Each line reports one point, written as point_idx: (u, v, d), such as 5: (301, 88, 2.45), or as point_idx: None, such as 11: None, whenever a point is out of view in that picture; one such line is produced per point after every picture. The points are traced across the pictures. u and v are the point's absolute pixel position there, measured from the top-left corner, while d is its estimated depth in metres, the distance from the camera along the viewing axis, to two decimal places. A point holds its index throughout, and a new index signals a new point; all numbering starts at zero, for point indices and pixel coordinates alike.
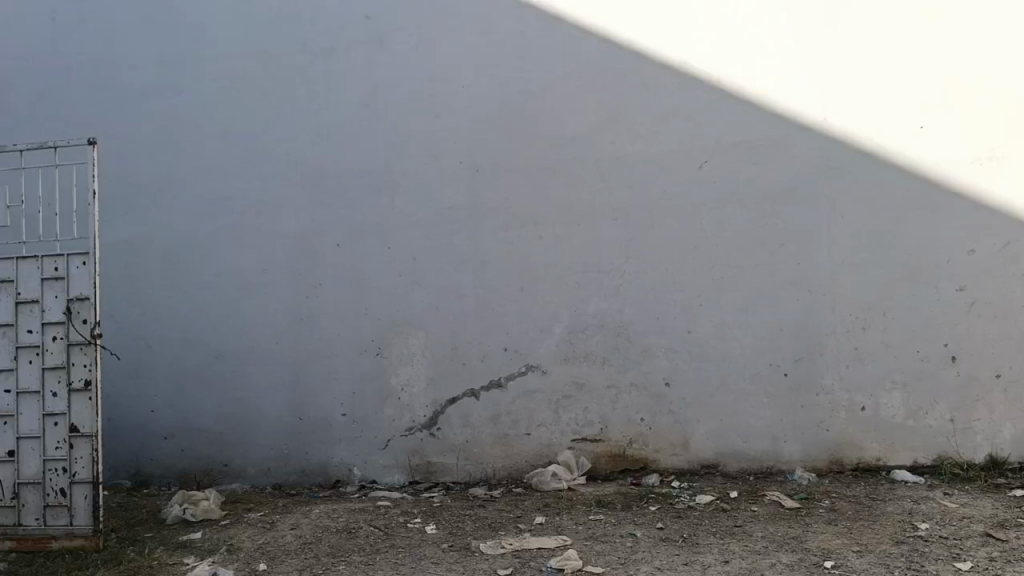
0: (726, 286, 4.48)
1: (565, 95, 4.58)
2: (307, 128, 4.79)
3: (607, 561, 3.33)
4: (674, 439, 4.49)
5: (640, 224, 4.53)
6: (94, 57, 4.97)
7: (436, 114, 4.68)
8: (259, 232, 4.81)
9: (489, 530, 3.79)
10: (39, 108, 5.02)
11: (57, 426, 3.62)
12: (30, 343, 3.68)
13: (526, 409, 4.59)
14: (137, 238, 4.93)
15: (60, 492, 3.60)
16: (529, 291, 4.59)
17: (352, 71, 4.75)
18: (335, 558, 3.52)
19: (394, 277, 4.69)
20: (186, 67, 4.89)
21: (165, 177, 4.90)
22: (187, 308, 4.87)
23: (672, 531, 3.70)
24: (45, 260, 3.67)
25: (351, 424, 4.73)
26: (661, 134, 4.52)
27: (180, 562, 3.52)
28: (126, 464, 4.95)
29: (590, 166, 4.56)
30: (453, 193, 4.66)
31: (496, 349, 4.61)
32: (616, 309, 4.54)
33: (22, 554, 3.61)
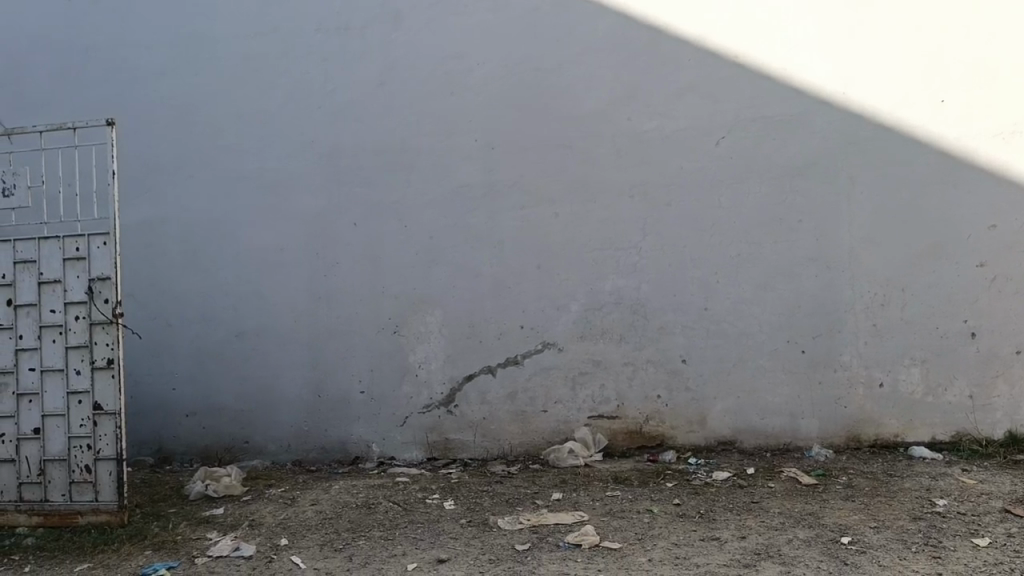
0: (744, 263, 4.45)
1: (581, 71, 4.55)
2: (322, 107, 4.79)
3: (624, 537, 3.35)
4: (691, 416, 4.50)
5: (657, 201, 4.51)
6: (111, 38, 4.99)
7: (452, 91, 4.67)
8: (276, 211, 4.84)
9: (507, 506, 3.82)
10: (57, 89, 5.05)
11: (81, 403, 3.67)
12: (53, 322, 3.72)
13: (543, 386, 4.60)
14: (156, 218, 4.97)
15: (85, 469, 3.66)
16: (546, 269, 4.59)
17: (367, 50, 4.74)
18: (355, 533, 3.56)
19: (411, 256, 4.70)
20: (202, 46, 4.90)
21: (182, 157, 4.93)
22: (206, 287, 4.91)
23: (689, 507, 3.72)
24: (67, 240, 3.71)
25: (369, 402, 4.76)
26: (678, 110, 4.49)
27: (203, 537, 3.58)
28: (149, 441, 5.01)
29: (606, 143, 4.54)
30: (469, 170, 4.65)
31: (513, 326, 4.62)
32: (632, 286, 4.53)
33: (49, 529, 3.67)
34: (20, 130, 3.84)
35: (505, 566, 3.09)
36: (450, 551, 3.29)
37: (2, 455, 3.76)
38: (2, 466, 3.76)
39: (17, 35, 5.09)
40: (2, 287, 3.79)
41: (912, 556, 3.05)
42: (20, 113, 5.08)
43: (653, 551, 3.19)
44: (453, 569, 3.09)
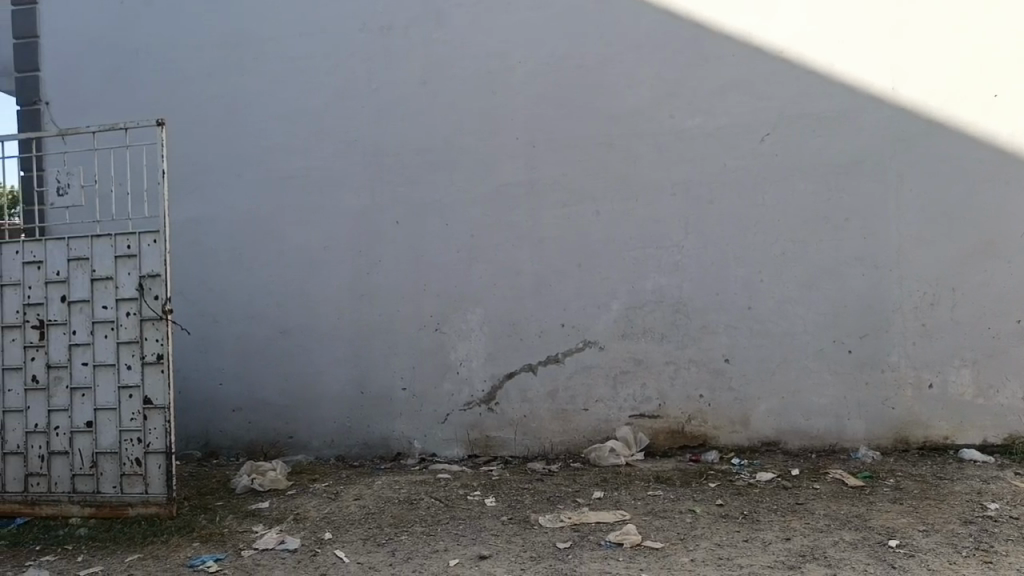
0: (788, 262, 4.40)
1: (622, 69, 4.53)
2: (366, 107, 4.83)
3: (666, 537, 3.33)
4: (734, 416, 4.46)
5: (700, 199, 4.47)
6: (161, 40, 5.09)
7: (494, 90, 4.68)
8: (320, 209, 4.90)
9: (548, 504, 3.82)
10: (109, 90, 5.17)
11: (132, 398, 3.76)
12: (105, 318, 3.81)
13: (584, 384, 4.59)
14: (203, 217, 5.06)
15: (135, 462, 3.75)
16: (587, 267, 4.58)
17: (409, 49, 4.77)
18: (398, 528, 3.60)
19: (453, 254, 4.73)
20: (248, 48, 4.98)
21: (229, 157, 5.01)
22: (252, 284, 4.99)
23: (732, 507, 3.68)
24: (119, 238, 3.80)
25: (411, 399, 4.80)
26: (721, 107, 4.45)
27: (249, 530, 3.65)
28: (196, 436, 5.11)
29: (648, 140, 4.51)
30: (510, 169, 4.66)
31: (554, 324, 4.62)
32: (674, 285, 4.50)
33: (101, 521, 3.77)
34: (74, 130, 3.94)
35: (547, 564, 3.10)
36: (491, 548, 3.30)
37: (56, 448, 3.85)
38: (55, 458, 3.85)
39: (70, 38, 5.21)
40: (57, 283, 3.88)
41: (962, 560, 2.98)
42: (73, 114, 5.21)
43: (696, 551, 3.17)
44: (494, 566, 3.10)
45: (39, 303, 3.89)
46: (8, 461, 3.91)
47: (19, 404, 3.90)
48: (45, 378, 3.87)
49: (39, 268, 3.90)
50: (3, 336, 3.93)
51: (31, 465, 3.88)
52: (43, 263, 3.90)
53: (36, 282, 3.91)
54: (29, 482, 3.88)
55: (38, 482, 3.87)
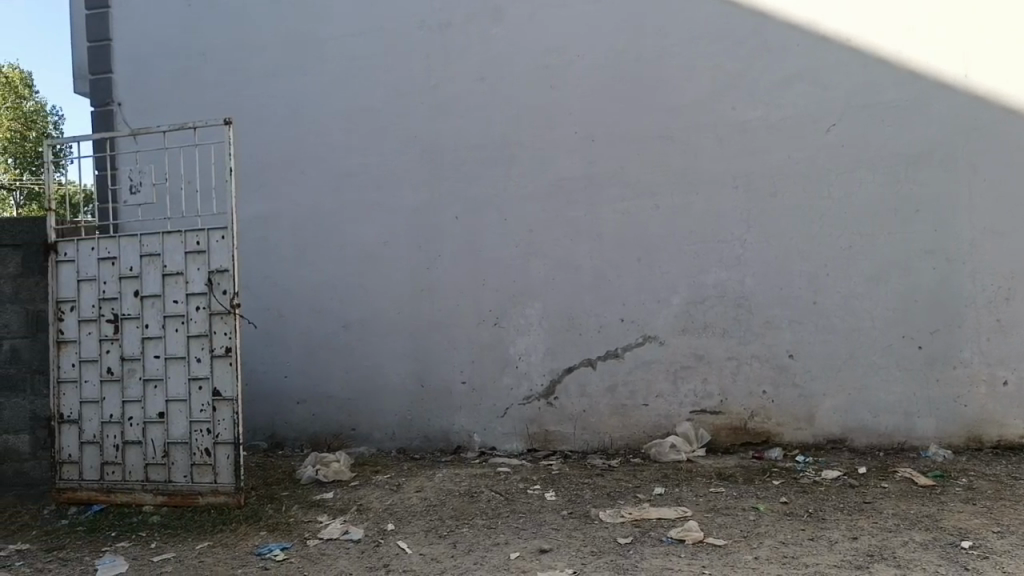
0: (855, 255, 4.30)
1: (682, 60, 4.48)
2: (425, 104, 4.87)
3: (728, 534, 3.30)
4: (799, 413, 4.38)
5: (763, 192, 4.40)
6: (226, 41, 5.21)
7: (552, 84, 4.67)
8: (381, 205, 4.96)
9: (608, 499, 3.82)
10: (177, 91, 5.32)
11: (202, 389, 3.87)
12: (175, 313, 3.93)
13: (644, 379, 4.56)
14: (268, 213, 5.17)
15: (205, 452, 3.86)
16: (647, 262, 4.54)
17: (468, 46, 4.80)
18: (459, 520, 3.63)
19: (511, 249, 4.74)
20: (310, 47, 5.06)
21: (292, 154, 5.11)
22: (315, 279, 5.09)
23: (797, 505, 3.62)
24: (189, 235, 3.92)
25: (471, 393, 4.84)
26: (785, 98, 4.36)
27: (314, 520, 3.72)
28: (262, 427, 5.23)
29: (709, 133, 4.46)
30: (569, 163, 4.65)
31: (613, 319, 4.60)
32: (736, 279, 4.44)
33: (173, 509, 3.89)
34: (145, 131, 4.05)
35: (607, 559, 3.09)
36: (552, 542, 3.31)
37: (130, 438, 3.98)
38: (129, 447, 3.98)
39: (141, 41, 5.38)
40: (130, 279, 4.01)
41: None
42: (145, 115, 5.37)
43: (760, 549, 3.13)
44: (555, 560, 3.11)
45: (113, 298, 4.03)
46: (84, 450, 4.05)
47: (95, 395, 4.03)
48: (120, 370, 4.01)
49: (113, 264, 4.04)
50: (80, 329, 4.07)
51: (106, 454, 4.02)
52: (117, 259, 4.03)
53: (111, 278, 4.04)
54: (105, 470, 4.02)
55: (113, 470, 4.00)
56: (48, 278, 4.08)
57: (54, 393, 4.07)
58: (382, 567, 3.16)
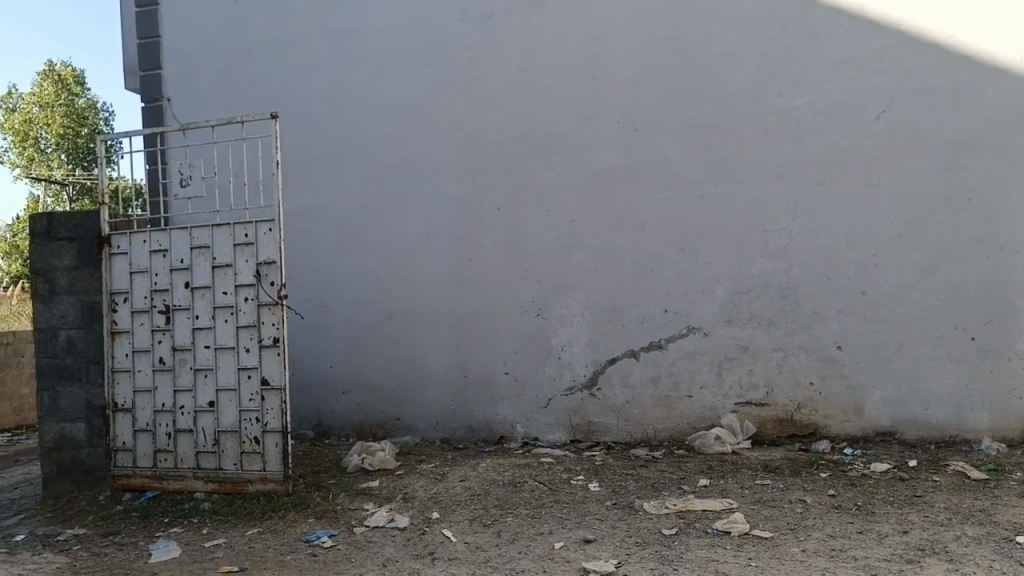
0: (905, 245, 4.21)
1: (726, 48, 4.43)
2: (467, 95, 4.89)
3: (775, 526, 3.27)
4: (847, 405, 4.31)
5: (809, 181, 4.33)
6: (271, 36, 5.28)
7: (593, 74, 4.65)
8: (424, 197, 4.99)
9: (653, 490, 3.80)
10: (224, 87, 5.41)
11: (250, 379, 3.94)
12: (225, 304, 4.01)
13: (688, 370, 4.53)
14: (313, 206, 5.23)
15: (254, 440, 3.93)
16: (691, 252, 4.51)
17: (510, 37, 4.79)
18: (503, 510, 3.65)
19: (554, 240, 4.73)
20: (353, 41, 5.10)
21: (336, 147, 5.16)
22: (359, 271, 5.14)
23: (845, 498, 3.57)
24: (237, 227, 3.99)
25: (514, 383, 4.85)
26: (832, 85, 4.29)
27: (360, 508, 3.77)
28: (308, 417, 5.30)
29: (755, 122, 4.40)
30: (611, 154, 4.62)
31: (656, 310, 4.57)
32: (781, 269, 4.38)
33: (223, 496, 3.97)
34: (194, 126, 4.11)
35: (652, 550, 3.09)
36: (596, 532, 3.32)
37: (182, 426, 4.07)
38: (181, 436, 4.07)
39: (189, 38, 5.47)
40: (181, 271, 4.10)
41: None
42: (192, 110, 5.47)
43: (807, 541, 3.09)
44: (599, 550, 3.11)
45: (165, 289, 4.12)
46: (138, 438, 4.14)
47: (148, 385, 4.13)
48: (171, 360, 4.10)
49: (164, 256, 4.13)
50: (132, 320, 4.16)
51: (158, 442, 4.11)
52: (168, 251, 4.12)
53: (162, 270, 4.13)
54: (157, 458, 4.11)
55: (165, 458, 4.09)
56: (102, 270, 4.19)
57: (108, 382, 4.18)
58: (427, 555, 3.19)
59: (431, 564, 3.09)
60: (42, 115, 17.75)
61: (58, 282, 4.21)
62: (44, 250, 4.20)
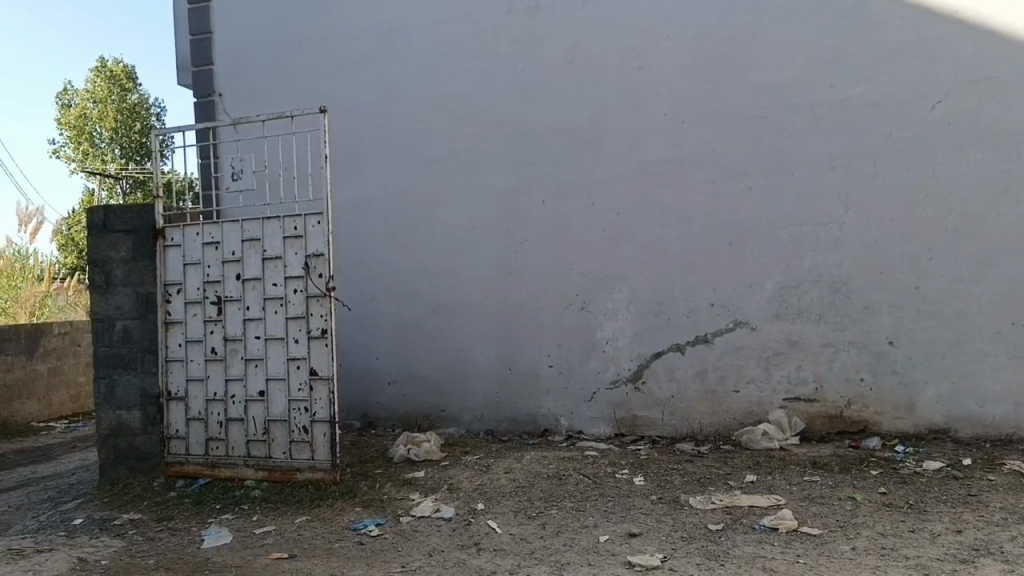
0: (961, 238, 4.11)
1: (776, 38, 4.36)
2: (513, 88, 4.89)
3: (824, 524, 3.23)
4: (899, 402, 4.23)
5: (861, 173, 4.25)
6: (319, 31, 5.34)
7: (640, 66, 4.61)
8: (469, 190, 5.01)
9: (699, 485, 3.78)
10: (274, 81, 5.48)
11: (299, 369, 4.01)
12: (275, 295, 4.07)
13: (735, 365, 4.49)
14: (360, 199, 5.29)
15: (303, 430, 4.00)
16: (738, 246, 4.46)
17: (556, 29, 4.78)
18: (548, 502, 3.66)
19: (599, 234, 4.72)
20: (401, 34, 5.14)
21: (383, 141, 5.21)
22: (405, 264, 5.19)
23: (897, 496, 3.51)
24: (287, 220, 4.05)
25: (558, 376, 4.85)
26: (886, 75, 4.20)
27: (407, 498, 3.82)
28: (355, 407, 5.37)
29: (805, 113, 4.33)
30: (658, 146, 4.59)
31: (703, 304, 4.53)
32: (832, 263, 4.31)
33: (273, 484, 4.04)
34: (246, 121, 4.18)
35: (698, 545, 3.07)
36: (641, 526, 3.31)
37: (233, 415, 4.15)
38: (232, 424, 4.16)
39: (240, 34, 5.56)
40: (233, 263, 4.18)
41: None
42: (244, 105, 5.56)
43: (857, 540, 3.05)
44: (644, 544, 3.11)
45: (217, 281, 4.20)
46: (190, 426, 4.24)
47: (200, 374, 4.22)
48: (223, 350, 4.18)
49: (216, 248, 4.21)
50: (186, 311, 4.26)
51: (210, 431, 4.20)
52: (220, 243, 4.20)
53: (214, 262, 4.21)
54: (210, 446, 4.20)
55: (217, 446, 4.18)
56: (157, 262, 4.29)
57: (162, 371, 4.28)
58: (473, 546, 3.21)
59: (477, 554, 3.12)
60: (97, 110, 18.17)
61: (114, 274, 4.33)
62: (102, 242, 4.32)
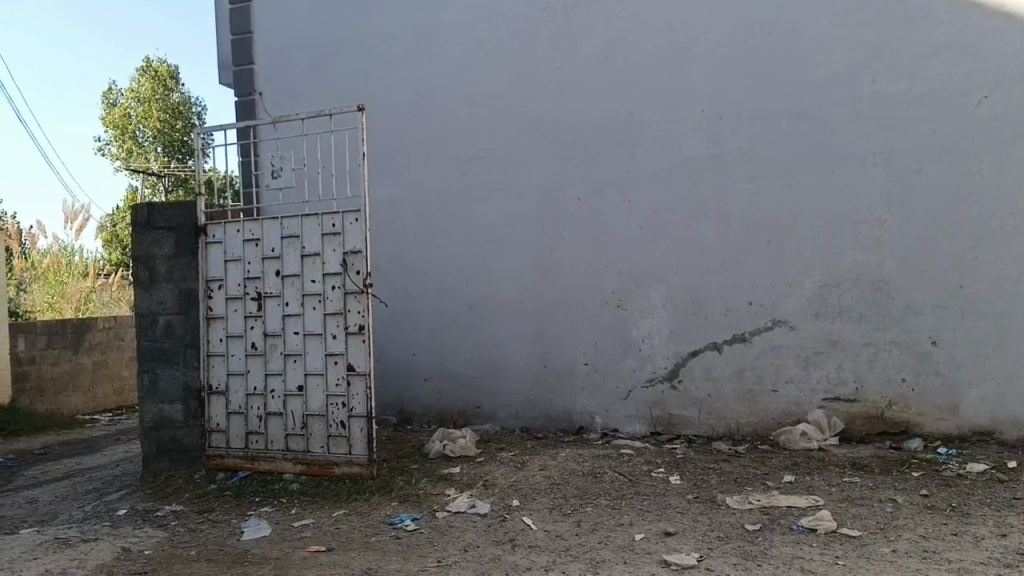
0: (1008, 237, 4.03)
1: (816, 33, 4.30)
2: (550, 85, 4.89)
3: (863, 525, 3.18)
4: (942, 403, 4.16)
5: (904, 170, 4.18)
6: (357, 30, 5.38)
7: (678, 63, 4.58)
8: (505, 188, 5.02)
9: (736, 485, 3.75)
10: (313, 80, 5.54)
11: (337, 364, 4.05)
12: (313, 291, 4.12)
13: (773, 364, 4.44)
14: (397, 197, 5.32)
15: (340, 424, 4.04)
16: (777, 244, 4.41)
17: (592, 26, 4.77)
18: (583, 500, 3.66)
19: (636, 231, 4.70)
20: (438, 32, 5.16)
21: (420, 139, 5.24)
22: (441, 261, 5.21)
23: (939, 499, 3.45)
24: (325, 217, 4.10)
25: (594, 374, 4.84)
26: (930, 70, 4.13)
27: (443, 493, 3.84)
28: (391, 404, 5.41)
29: (846, 109, 4.27)
30: (695, 143, 4.55)
31: (741, 303, 4.49)
32: (873, 262, 4.25)
33: (311, 478, 4.09)
34: (285, 119, 4.22)
35: (735, 544, 3.05)
36: (677, 525, 3.30)
37: (272, 409, 4.21)
38: (271, 418, 4.22)
39: (280, 33, 5.62)
40: (272, 259, 4.23)
41: None
42: (283, 103, 5.63)
43: (898, 542, 3.00)
44: (680, 543, 3.10)
45: (257, 277, 4.26)
46: (231, 420, 4.31)
47: (241, 368, 4.28)
48: (263, 345, 4.24)
49: (256, 245, 4.27)
50: (227, 307, 4.32)
51: (250, 425, 4.26)
52: (260, 240, 4.26)
53: (254, 258, 4.27)
54: (249, 439, 4.26)
55: (257, 440, 4.24)
56: (199, 259, 4.37)
57: (204, 365, 4.36)
58: (508, 542, 3.23)
59: (512, 550, 3.13)
60: (141, 109, 18.52)
61: (158, 270, 4.41)
62: (146, 238, 4.41)
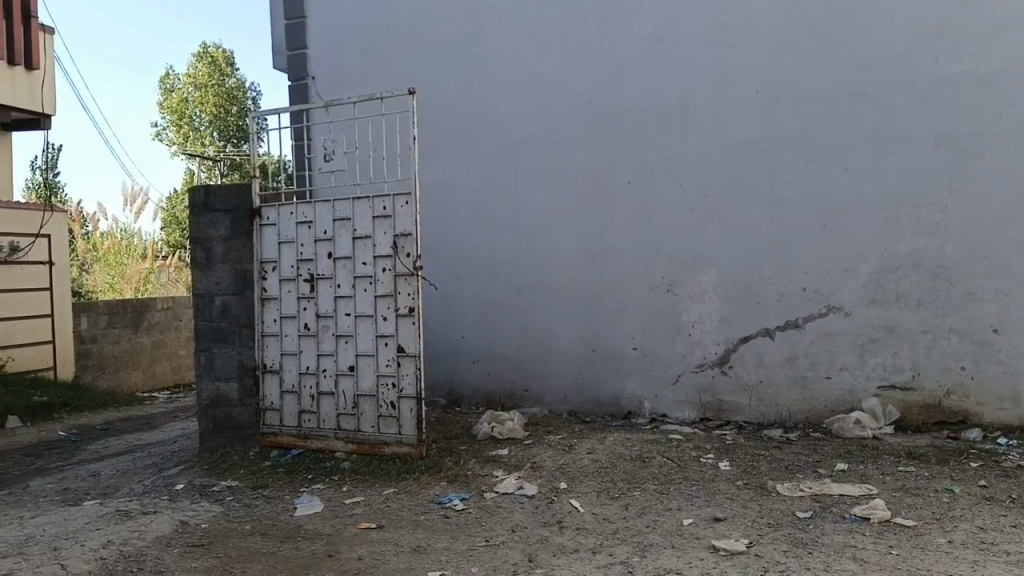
0: None
1: (876, 12, 4.19)
2: (601, 67, 4.85)
3: (918, 515, 3.12)
4: (1002, 393, 4.05)
5: (966, 153, 4.06)
6: (408, 12, 5.39)
7: (732, 44, 4.51)
8: (555, 171, 5.01)
9: (787, 472, 3.70)
10: (364, 63, 5.57)
11: (388, 345, 4.10)
12: (364, 274, 4.17)
13: (827, 351, 4.37)
14: (446, 180, 5.34)
15: (390, 405, 4.09)
16: (832, 228, 4.32)
17: (644, 6, 4.71)
18: (631, 484, 3.65)
19: (686, 215, 4.65)
20: (488, 14, 5.15)
21: (470, 122, 5.25)
22: (491, 244, 5.23)
23: (999, 490, 3.36)
24: (376, 200, 4.13)
25: (643, 358, 4.82)
26: (995, 49, 4.00)
27: (491, 474, 3.87)
28: (440, 385, 5.45)
29: (906, 90, 4.15)
30: (749, 125, 4.48)
31: (794, 289, 4.42)
32: (933, 248, 4.14)
33: (361, 457, 4.15)
34: (337, 102, 4.25)
35: (785, 532, 3.02)
36: (726, 511, 3.27)
37: (325, 388, 4.28)
38: (323, 398, 4.29)
39: (331, 16, 5.66)
40: (324, 241, 4.29)
41: None
42: (335, 87, 5.67)
43: (955, 533, 2.94)
44: (729, 529, 3.07)
45: (310, 259, 4.33)
46: (284, 399, 4.39)
47: (294, 348, 4.36)
48: (315, 326, 4.30)
49: (309, 227, 4.33)
50: (280, 288, 4.40)
51: (303, 403, 4.34)
52: (313, 222, 4.32)
53: (307, 240, 4.33)
54: (302, 418, 4.34)
55: (310, 418, 4.32)
56: (253, 241, 4.45)
57: (258, 345, 4.45)
58: (556, 523, 3.24)
59: (559, 532, 3.14)
60: (198, 94, 18.87)
61: (214, 251, 4.52)
62: (203, 220, 4.51)
